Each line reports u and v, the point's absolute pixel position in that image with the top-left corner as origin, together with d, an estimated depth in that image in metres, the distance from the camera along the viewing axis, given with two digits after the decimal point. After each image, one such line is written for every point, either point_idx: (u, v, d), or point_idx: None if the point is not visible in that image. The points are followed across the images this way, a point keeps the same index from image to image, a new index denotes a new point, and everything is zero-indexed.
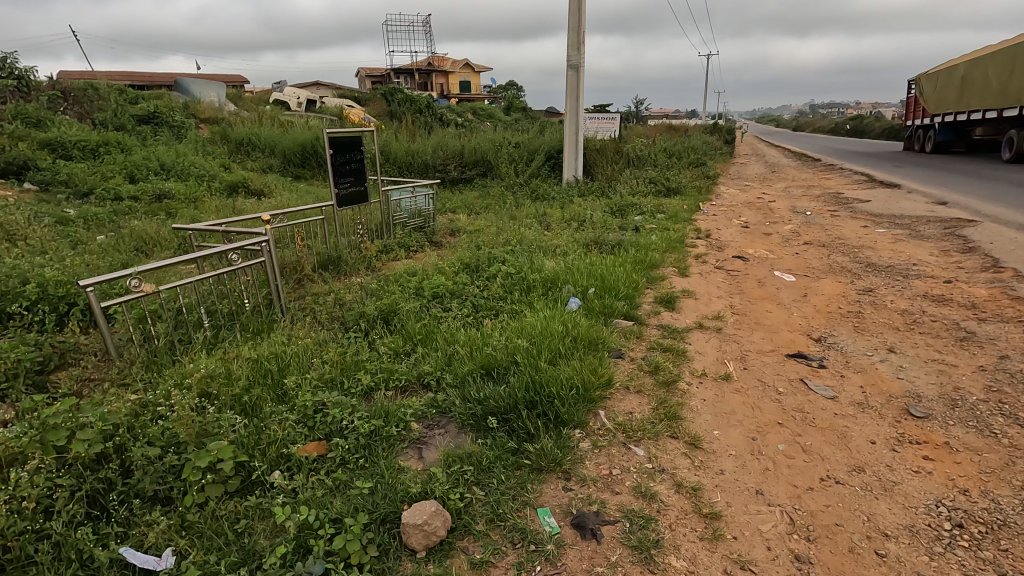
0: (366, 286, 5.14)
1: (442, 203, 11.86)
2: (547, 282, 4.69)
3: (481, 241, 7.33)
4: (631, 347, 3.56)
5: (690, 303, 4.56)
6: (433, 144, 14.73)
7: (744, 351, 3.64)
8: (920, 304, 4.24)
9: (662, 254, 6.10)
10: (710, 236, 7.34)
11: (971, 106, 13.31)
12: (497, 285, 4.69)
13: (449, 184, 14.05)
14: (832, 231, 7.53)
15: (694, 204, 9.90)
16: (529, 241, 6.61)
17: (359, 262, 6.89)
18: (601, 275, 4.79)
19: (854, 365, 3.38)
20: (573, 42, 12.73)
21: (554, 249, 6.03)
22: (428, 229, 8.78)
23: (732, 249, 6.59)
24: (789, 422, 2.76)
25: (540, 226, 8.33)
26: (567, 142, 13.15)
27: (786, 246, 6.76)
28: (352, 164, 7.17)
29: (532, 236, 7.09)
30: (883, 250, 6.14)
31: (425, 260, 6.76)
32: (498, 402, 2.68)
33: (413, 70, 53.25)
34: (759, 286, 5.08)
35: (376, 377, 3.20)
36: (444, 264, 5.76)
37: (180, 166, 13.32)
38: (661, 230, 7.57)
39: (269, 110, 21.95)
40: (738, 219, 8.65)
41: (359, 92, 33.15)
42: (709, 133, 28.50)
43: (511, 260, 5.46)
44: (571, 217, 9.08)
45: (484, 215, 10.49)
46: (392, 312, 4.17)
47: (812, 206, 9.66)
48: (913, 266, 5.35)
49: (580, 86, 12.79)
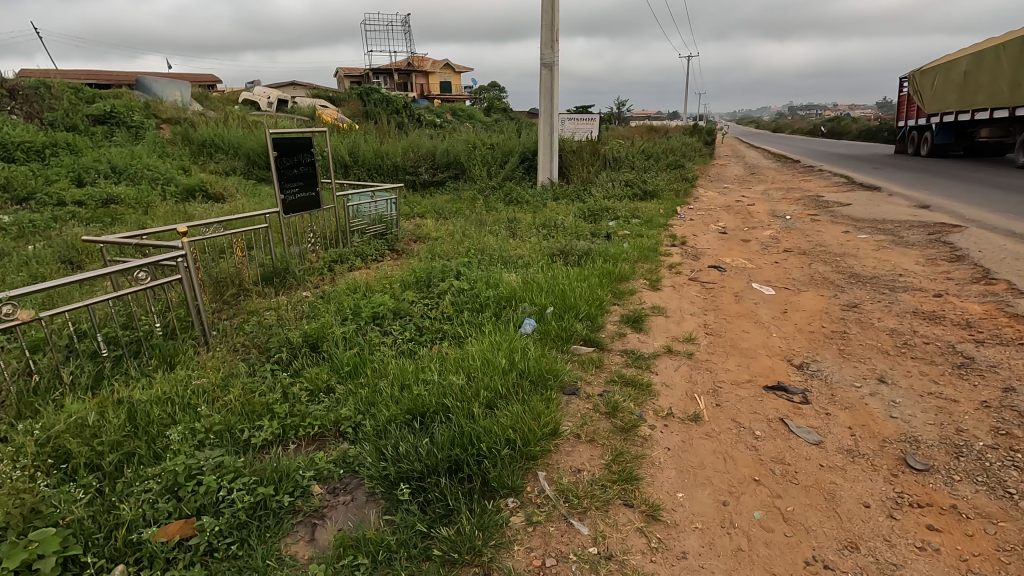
0: (303, 305, 4.62)
1: (411, 207, 11.33)
2: (502, 299, 4.22)
3: (442, 250, 6.82)
4: (588, 379, 3.10)
5: (659, 323, 4.12)
6: (404, 145, 14.20)
7: (717, 382, 3.19)
8: (910, 323, 3.84)
9: (633, 264, 5.66)
10: (685, 243, 6.94)
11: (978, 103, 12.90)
12: (445, 303, 4.21)
13: (420, 188, 13.53)
14: (812, 237, 7.17)
15: (671, 208, 9.52)
16: (493, 251, 6.14)
17: (308, 274, 6.35)
18: (562, 292, 4.32)
19: (841, 400, 2.94)
20: (546, 40, 12.29)
21: (518, 259, 5.56)
22: (389, 236, 8.27)
23: (709, 258, 6.18)
24: (767, 479, 2.31)
25: (508, 233, 7.86)
26: (541, 144, 12.71)
27: (765, 254, 6.37)
28: (301, 168, 6.63)
29: (496, 244, 6.62)
30: (867, 259, 5.78)
31: (380, 271, 6.24)
32: (415, 463, 2.19)
33: (392, 70, 52.48)
34: (735, 301, 4.66)
35: (283, 425, 2.70)
36: (395, 277, 5.27)
37: (133, 168, 12.59)
38: (634, 237, 7.15)
39: (237, 111, 21.18)
40: (715, 224, 8.27)
41: (334, 92, 32.39)
42: (689, 134, 28.31)
43: (467, 272, 4.98)
44: (543, 223, 8.63)
45: (453, 220, 10.00)
46: (321, 338, 3.67)
47: (792, 210, 9.35)
48: (899, 277, 4.99)
49: (554, 86, 12.36)
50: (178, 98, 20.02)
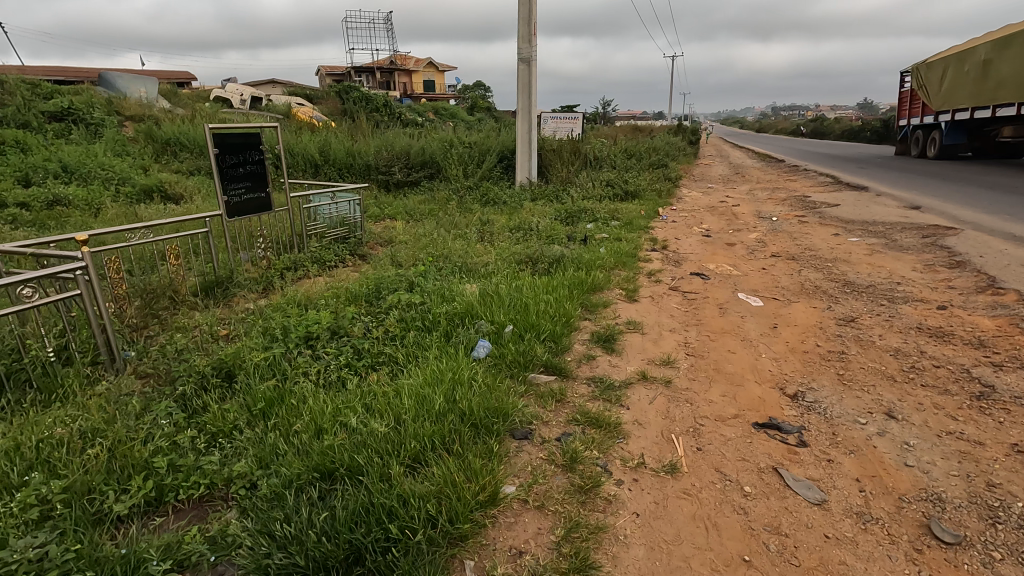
0: (234, 323, 4.07)
1: (381, 208, 10.77)
2: (456, 314, 3.70)
3: (406, 256, 6.29)
4: (545, 417, 2.60)
5: (632, 343, 3.62)
6: (377, 143, 13.62)
7: (698, 419, 2.70)
8: (915, 342, 3.39)
9: (609, 271, 5.19)
10: (666, 247, 6.48)
11: (988, 97, 12.40)
12: (391, 320, 3.68)
13: (394, 188, 12.95)
14: (800, 240, 6.75)
15: (653, 209, 9.08)
16: (458, 257, 5.63)
17: (255, 283, 5.79)
18: (525, 306, 3.80)
19: (845, 443, 2.46)
20: (523, 33, 11.79)
21: (483, 267, 5.05)
22: (352, 240, 7.70)
23: (691, 263, 5.72)
24: (760, 560, 1.82)
25: (480, 237, 7.34)
26: (519, 142, 12.21)
27: (751, 259, 5.93)
28: (247, 167, 6.04)
29: (462, 250, 6.09)
30: (860, 265, 5.36)
31: (335, 279, 5.69)
32: (301, 554, 1.67)
33: (374, 69, 51.62)
34: (719, 314, 4.19)
35: (158, 486, 2.17)
36: (344, 288, 4.73)
37: (85, 168, 11.84)
38: (611, 241, 6.67)
39: (207, 108, 20.42)
40: (698, 227, 7.84)
41: (312, 89, 31.59)
42: (673, 133, 27.99)
43: (424, 283, 4.46)
44: (517, 225, 8.11)
45: (424, 222, 9.46)
46: (238, 364, 3.13)
47: (778, 211, 8.98)
48: (896, 286, 4.56)
49: (532, 82, 11.86)
50: (144, 94, 19.21)
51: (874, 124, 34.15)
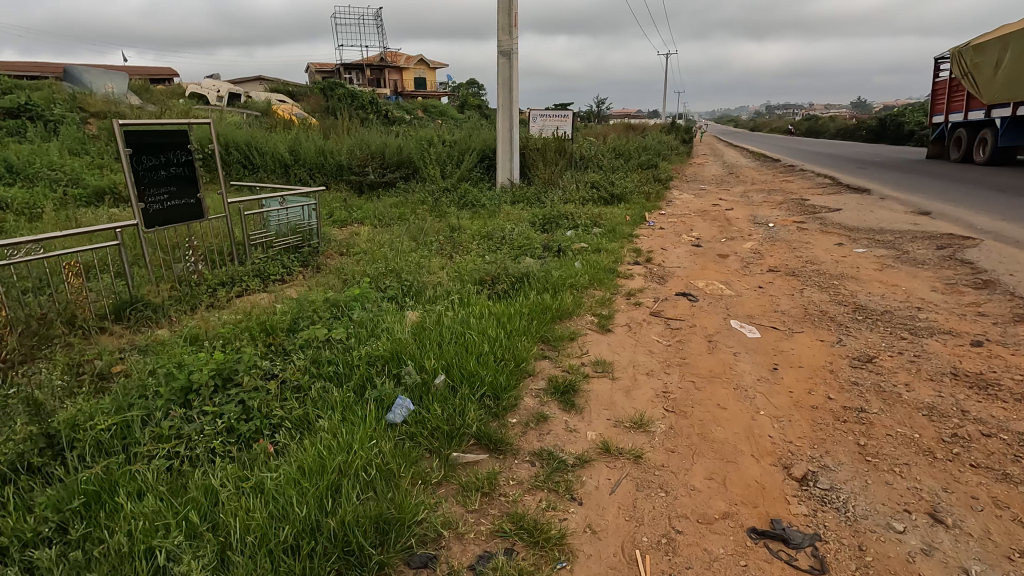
0: (115, 362, 3.31)
1: (350, 212, 10.03)
2: (378, 353, 2.97)
3: (358, 270, 5.55)
4: (459, 526, 1.89)
5: (598, 395, 2.89)
6: (351, 142, 12.85)
7: (673, 522, 1.98)
8: (952, 396, 2.68)
9: (581, 292, 4.48)
10: (651, 260, 5.77)
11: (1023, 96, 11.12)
12: (299, 365, 2.97)
13: (368, 190, 12.18)
14: (800, 251, 6.06)
15: (639, 213, 8.38)
16: (411, 274, 4.89)
17: (178, 302, 5.03)
18: (465, 346, 3.08)
19: (877, 568, 1.75)
20: (503, 24, 11.03)
21: (434, 287, 4.32)
22: (304, 251, 6.96)
23: (677, 280, 5.02)
24: None
25: (447, 246, 6.60)
26: (499, 141, 11.47)
27: (746, 274, 5.22)
28: (170, 170, 5.26)
29: (419, 264, 5.36)
30: (870, 283, 4.66)
31: (271, 299, 4.96)
32: None
33: (363, 66, 50.62)
34: (708, 349, 3.47)
35: None
36: (264, 314, 3.98)
37: (32, 168, 10.99)
38: (590, 253, 5.95)
39: (180, 105, 19.56)
40: (687, 234, 7.13)
41: (296, 87, 30.68)
42: (666, 132, 27.29)
43: (354, 312, 3.72)
44: (490, 232, 7.39)
45: (393, 228, 8.72)
46: (77, 432, 2.40)
47: (775, 216, 8.30)
48: (916, 312, 3.85)
49: (513, 76, 11.13)
50: (113, 90, 18.33)
51: (870, 123, 33.60)
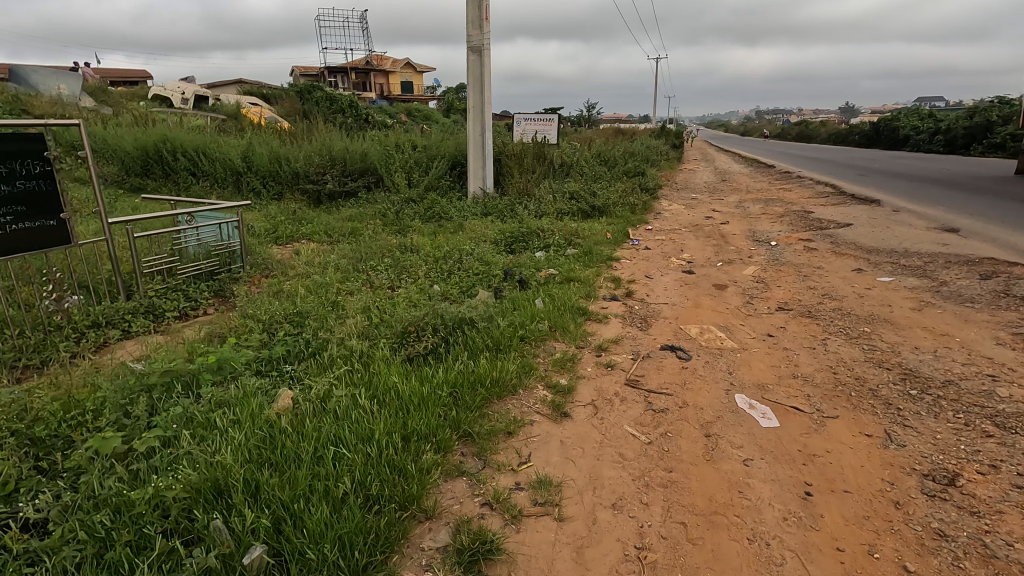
0: None
1: (298, 226, 8.91)
2: (175, 486, 1.83)
3: (266, 306, 4.41)
4: None
5: (529, 561, 1.78)
6: (309, 147, 11.71)
7: None
8: None
9: (537, 348, 3.38)
10: (632, 292, 4.70)
11: None
12: (47, 512, 1.83)
13: (326, 199, 11.06)
14: (812, 279, 5.03)
15: (621, 229, 7.33)
16: (321, 322, 3.76)
17: (14, 357, 3.86)
18: (326, 472, 1.95)
19: None
20: (473, 17, 9.96)
21: (337, 347, 3.19)
22: (219, 279, 5.82)
23: (664, 325, 3.95)
24: None
25: (389, 272, 5.50)
26: (471, 147, 10.38)
27: (750, 314, 4.14)
28: (14, 184, 4.02)
29: (338, 302, 4.26)
30: (911, 331, 3.60)
31: (137, 351, 3.81)
32: None
33: (347, 68, 49.40)
34: (707, 454, 2.36)
35: None
36: (82, 390, 2.82)
37: None
38: (557, 284, 4.86)
39: (139, 107, 18.36)
40: (677, 256, 6.07)
41: (272, 90, 29.48)
42: (656, 137, 26.21)
43: (196, 396, 2.58)
44: (447, 253, 6.28)
45: (340, 246, 7.60)
46: None
47: (777, 231, 7.29)
48: (992, 384, 2.79)
49: (484, 75, 10.04)
50: (64, 92, 17.13)
51: (863, 126, 32.90)
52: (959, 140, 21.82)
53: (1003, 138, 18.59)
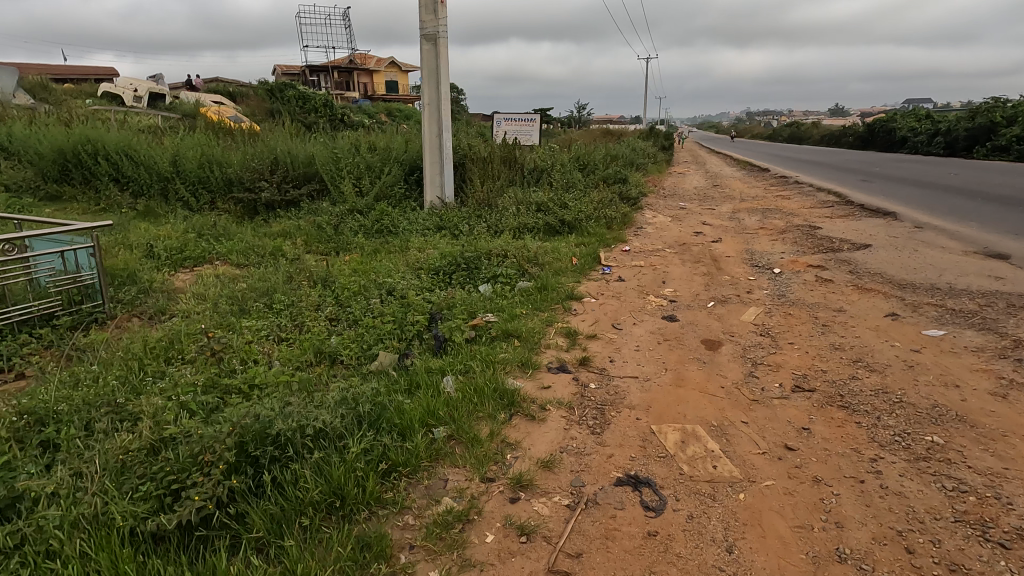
0: None
1: (215, 243, 7.52)
2: None
3: (54, 379, 3.02)
4: None
5: None
6: (247, 150, 10.30)
7: None
8: None
9: (407, 494, 2.02)
10: (590, 356, 3.36)
11: None
12: None
13: (264, 209, 9.66)
14: (837, 332, 3.72)
15: (592, 252, 5.99)
16: (88, 433, 2.39)
17: None
18: None
19: None
20: (427, 0, 8.61)
21: (48, 506, 1.84)
22: (57, 326, 4.38)
23: (627, 425, 2.61)
24: None
25: (275, 321, 4.14)
26: (426, 150, 9.03)
27: (756, 401, 2.81)
28: None
29: (153, 385, 2.88)
30: (1010, 447, 2.29)
31: None
32: None
33: (329, 68, 47.79)
34: None
35: None
36: None
37: None
38: (489, 342, 3.52)
39: (81, 105, 16.76)
40: (657, 292, 4.75)
41: (243, 88, 27.93)
42: (645, 139, 24.98)
43: None
44: (366, 287, 4.93)
45: (252, 270, 6.23)
46: None
47: (780, 253, 6.01)
48: None
49: (440, 67, 8.69)
50: None
51: (858, 127, 31.84)
52: (960, 142, 20.68)
53: (1008, 140, 17.48)
